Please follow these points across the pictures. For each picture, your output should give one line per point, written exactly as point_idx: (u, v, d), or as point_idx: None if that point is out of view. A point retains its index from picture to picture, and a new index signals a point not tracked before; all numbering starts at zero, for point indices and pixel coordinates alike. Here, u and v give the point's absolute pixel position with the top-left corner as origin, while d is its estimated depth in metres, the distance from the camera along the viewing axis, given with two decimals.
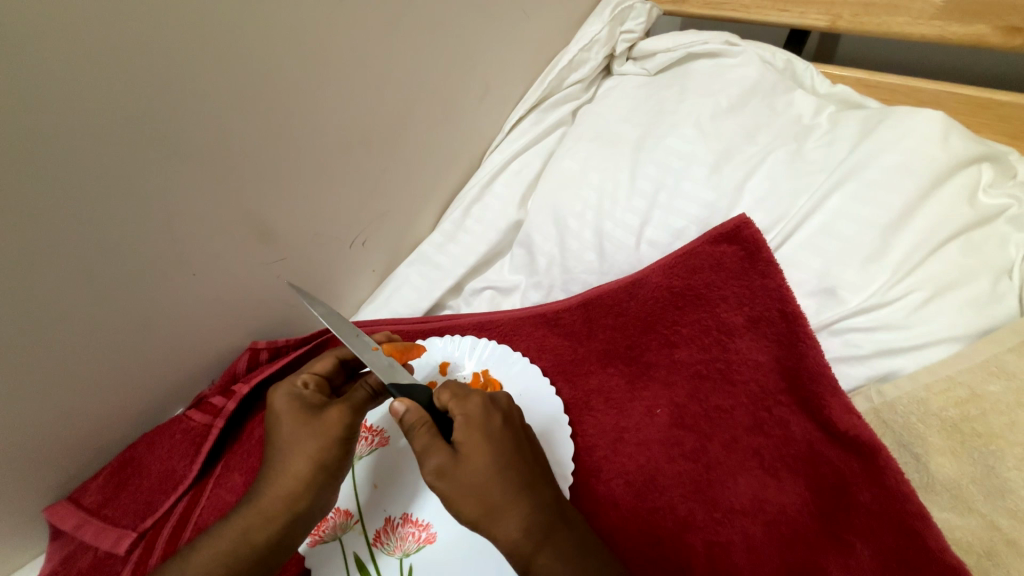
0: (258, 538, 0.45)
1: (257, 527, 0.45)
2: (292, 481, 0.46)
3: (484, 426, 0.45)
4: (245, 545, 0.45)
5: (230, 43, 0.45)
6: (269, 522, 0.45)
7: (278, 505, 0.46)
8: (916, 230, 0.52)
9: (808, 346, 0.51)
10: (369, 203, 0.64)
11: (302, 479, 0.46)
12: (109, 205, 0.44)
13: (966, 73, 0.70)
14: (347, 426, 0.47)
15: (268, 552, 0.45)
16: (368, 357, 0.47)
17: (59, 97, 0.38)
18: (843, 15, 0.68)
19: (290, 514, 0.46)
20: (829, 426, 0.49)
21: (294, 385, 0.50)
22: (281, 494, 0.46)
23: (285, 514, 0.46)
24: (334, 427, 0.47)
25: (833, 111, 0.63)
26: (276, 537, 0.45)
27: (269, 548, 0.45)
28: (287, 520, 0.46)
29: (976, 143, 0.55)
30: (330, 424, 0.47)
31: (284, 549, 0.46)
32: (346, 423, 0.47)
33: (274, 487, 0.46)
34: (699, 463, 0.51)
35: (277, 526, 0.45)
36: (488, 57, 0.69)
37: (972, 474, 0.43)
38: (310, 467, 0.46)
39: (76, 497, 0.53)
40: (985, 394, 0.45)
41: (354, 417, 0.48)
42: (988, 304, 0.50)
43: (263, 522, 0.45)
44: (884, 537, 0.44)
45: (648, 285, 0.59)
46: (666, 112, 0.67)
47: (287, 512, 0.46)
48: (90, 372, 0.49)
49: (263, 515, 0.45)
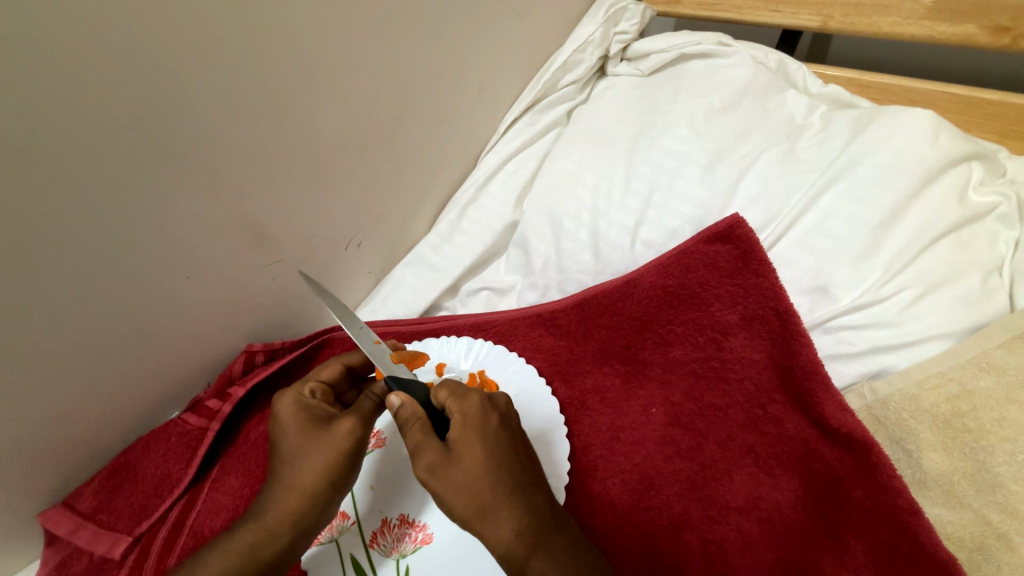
0: (265, 552, 0.45)
1: (264, 540, 0.45)
2: (299, 497, 0.46)
3: (481, 426, 0.45)
4: (252, 559, 0.44)
5: (223, 44, 0.45)
6: (276, 536, 0.45)
7: (284, 518, 0.45)
8: (907, 228, 0.53)
9: (801, 344, 0.51)
10: (364, 204, 0.64)
11: (310, 491, 0.46)
12: (103, 208, 0.43)
13: (956, 72, 0.71)
14: (356, 437, 0.46)
15: (275, 565, 0.45)
16: (370, 348, 0.48)
17: (51, 100, 0.38)
18: (834, 15, 0.69)
19: (298, 526, 0.46)
20: (822, 422, 0.49)
21: (302, 394, 0.50)
22: (289, 506, 0.46)
23: (293, 525, 0.46)
24: (343, 440, 0.46)
25: (825, 110, 0.63)
26: (283, 548, 0.45)
27: (276, 560, 0.45)
28: (294, 532, 0.46)
29: (965, 141, 0.55)
30: (339, 436, 0.46)
31: (290, 560, 0.46)
32: (356, 435, 0.47)
33: (280, 500, 0.46)
34: (695, 461, 0.51)
35: (285, 539, 0.45)
36: (482, 58, 0.69)
37: (963, 469, 0.44)
38: (318, 479, 0.46)
39: (70, 502, 0.53)
40: (976, 390, 0.45)
41: (364, 429, 0.47)
42: (978, 300, 0.50)
43: (270, 534, 0.45)
44: (877, 532, 0.44)
45: (642, 285, 0.59)
46: (659, 113, 0.67)
47: (295, 523, 0.46)
48: (85, 375, 0.49)
49: (270, 527, 0.45)
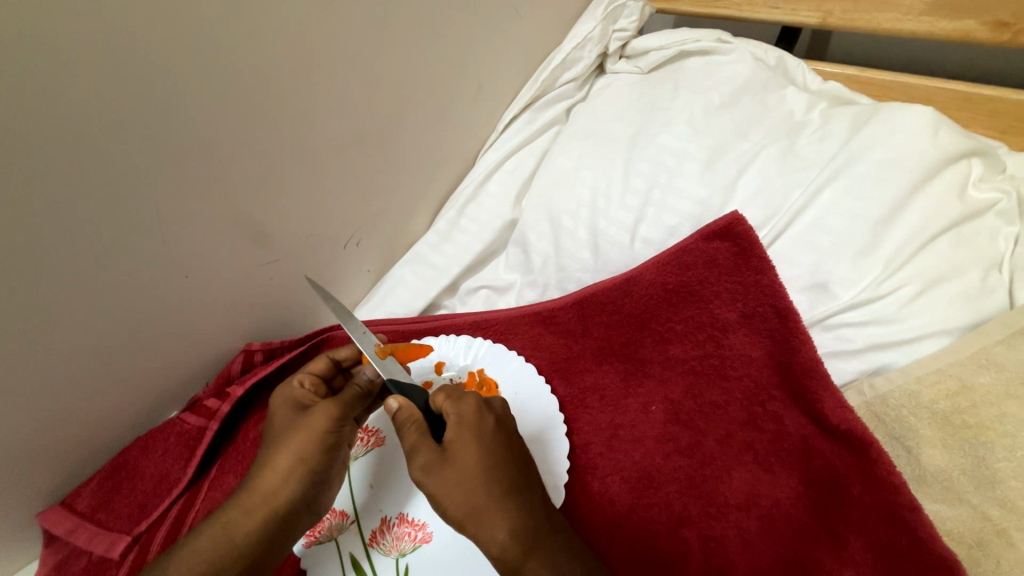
0: (237, 534, 0.44)
1: (238, 522, 0.44)
2: (272, 478, 0.46)
3: (476, 428, 0.46)
4: (226, 541, 0.44)
5: (221, 43, 0.45)
6: (247, 516, 0.45)
7: (256, 499, 0.45)
8: (907, 224, 0.53)
9: (801, 341, 0.51)
10: (362, 203, 0.64)
11: (283, 471, 0.46)
12: (102, 207, 0.43)
13: (956, 68, 0.70)
14: (332, 418, 0.48)
15: (250, 551, 0.44)
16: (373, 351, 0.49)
17: (49, 98, 0.38)
18: (834, 12, 0.68)
19: (270, 510, 0.45)
20: (821, 420, 0.49)
21: (292, 385, 0.51)
22: (262, 489, 0.46)
23: (267, 508, 0.45)
24: (319, 420, 0.47)
25: (824, 107, 0.63)
26: (256, 533, 0.44)
27: (250, 545, 0.44)
28: (268, 517, 0.45)
29: (966, 137, 0.55)
30: (313, 417, 0.48)
31: (267, 549, 0.45)
32: (332, 416, 0.48)
33: (255, 483, 0.46)
34: (694, 458, 0.51)
35: (260, 522, 0.45)
36: (481, 56, 0.69)
37: (963, 465, 0.44)
38: (293, 459, 0.46)
39: (69, 501, 0.53)
40: (975, 386, 0.45)
41: (341, 412, 0.48)
42: (979, 296, 0.50)
43: (243, 517, 0.45)
44: (877, 529, 0.44)
45: (642, 283, 0.59)
46: (658, 110, 0.67)
47: (269, 507, 0.45)
48: (84, 374, 0.49)
49: (245, 509, 0.45)
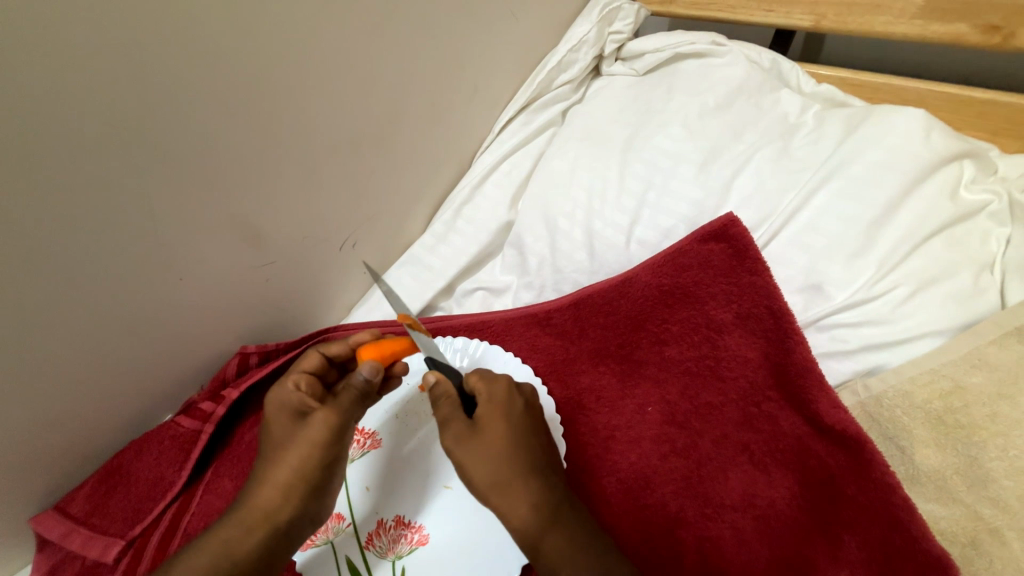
0: (239, 549, 0.44)
1: (240, 538, 0.45)
2: (273, 493, 0.46)
3: (506, 406, 0.46)
4: (227, 555, 0.44)
5: (212, 40, 0.44)
6: (249, 532, 0.45)
7: (257, 513, 0.46)
8: (900, 226, 0.53)
9: (795, 342, 0.52)
10: (359, 205, 0.64)
11: (283, 485, 0.46)
12: (96, 208, 0.43)
13: (947, 72, 0.71)
14: (330, 430, 0.47)
15: (252, 565, 0.44)
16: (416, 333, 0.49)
17: (44, 100, 0.38)
18: (827, 15, 0.69)
19: (272, 524, 0.45)
20: (816, 420, 0.49)
21: (287, 387, 0.49)
22: (263, 504, 0.46)
23: (268, 522, 0.45)
24: (317, 431, 0.46)
25: (818, 109, 0.63)
26: (257, 547, 0.45)
27: (252, 559, 0.45)
28: (269, 531, 0.45)
29: (958, 140, 0.56)
30: (312, 428, 0.47)
31: (268, 560, 0.45)
32: (331, 427, 0.47)
33: (255, 497, 0.46)
34: (690, 460, 0.51)
35: (261, 536, 0.45)
36: (476, 57, 0.69)
37: (955, 465, 0.44)
38: (292, 473, 0.46)
39: (63, 506, 0.53)
40: (968, 386, 0.46)
41: (340, 419, 0.47)
42: (970, 297, 0.50)
43: (245, 532, 0.45)
44: (871, 528, 0.45)
45: (638, 284, 0.59)
46: (654, 112, 0.67)
47: (270, 520, 0.45)
48: (77, 376, 0.49)
49: (246, 524, 0.45)
